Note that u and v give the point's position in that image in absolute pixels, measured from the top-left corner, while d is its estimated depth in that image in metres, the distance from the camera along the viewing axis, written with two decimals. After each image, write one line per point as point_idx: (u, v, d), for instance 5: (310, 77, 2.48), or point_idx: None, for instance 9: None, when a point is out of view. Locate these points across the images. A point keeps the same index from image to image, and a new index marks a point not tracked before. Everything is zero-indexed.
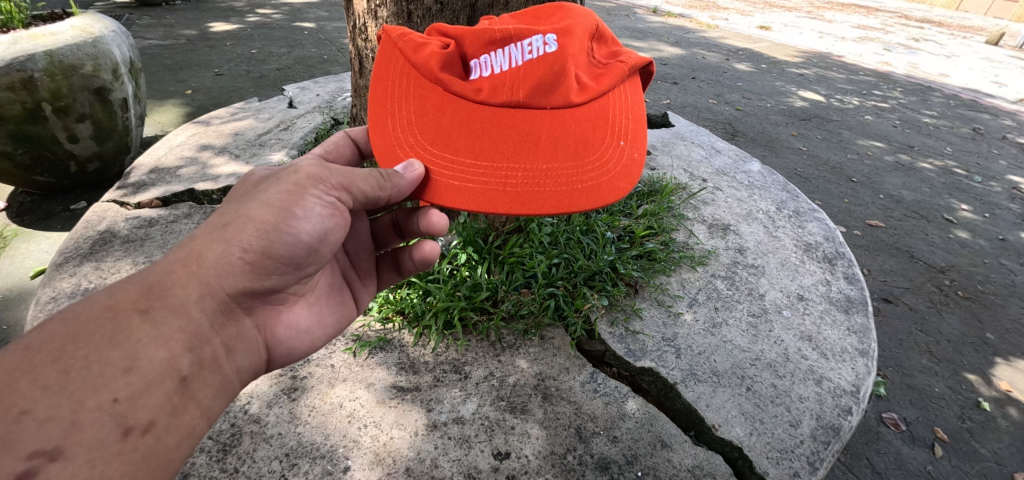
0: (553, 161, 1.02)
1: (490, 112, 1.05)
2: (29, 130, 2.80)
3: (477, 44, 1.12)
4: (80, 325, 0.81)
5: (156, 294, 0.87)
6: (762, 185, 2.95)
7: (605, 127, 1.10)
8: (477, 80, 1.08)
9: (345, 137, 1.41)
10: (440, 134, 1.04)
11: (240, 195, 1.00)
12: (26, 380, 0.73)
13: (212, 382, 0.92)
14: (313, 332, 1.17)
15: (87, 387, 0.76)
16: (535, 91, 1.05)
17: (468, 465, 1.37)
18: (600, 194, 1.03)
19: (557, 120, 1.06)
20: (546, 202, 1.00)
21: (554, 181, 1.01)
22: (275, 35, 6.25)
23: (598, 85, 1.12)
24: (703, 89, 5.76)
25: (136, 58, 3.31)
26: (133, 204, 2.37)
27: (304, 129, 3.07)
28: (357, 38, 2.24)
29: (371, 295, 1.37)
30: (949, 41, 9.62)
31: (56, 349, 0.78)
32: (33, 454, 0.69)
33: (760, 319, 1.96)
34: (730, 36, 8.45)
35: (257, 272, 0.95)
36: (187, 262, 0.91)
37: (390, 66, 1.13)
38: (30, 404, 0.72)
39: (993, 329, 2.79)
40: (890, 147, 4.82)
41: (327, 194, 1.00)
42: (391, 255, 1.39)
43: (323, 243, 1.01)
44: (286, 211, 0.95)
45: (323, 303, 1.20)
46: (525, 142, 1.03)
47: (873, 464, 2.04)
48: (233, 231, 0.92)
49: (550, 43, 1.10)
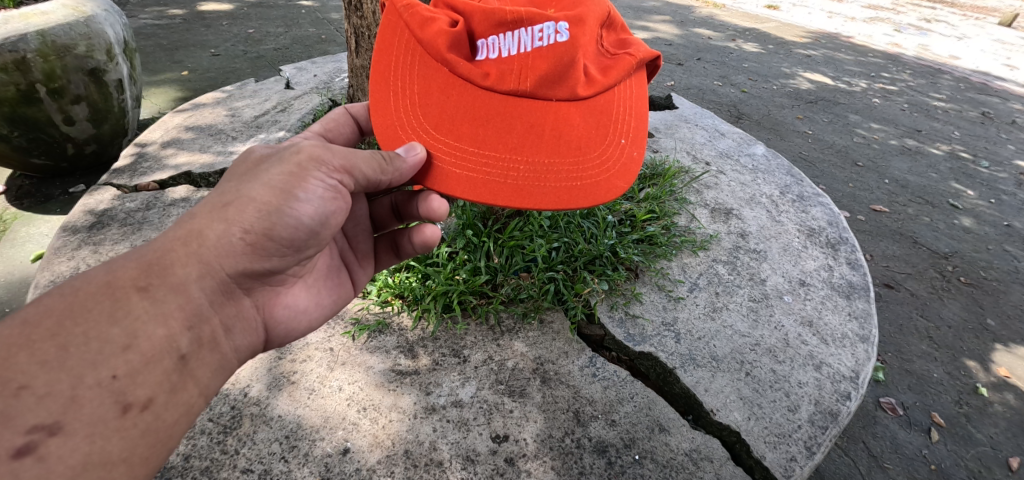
0: (555, 156, 1.01)
1: (497, 100, 1.02)
2: (24, 113, 2.76)
3: (486, 23, 1.06)
4: (80, 300, 0.79)
5: (156, 272, 0.86)
6: (766, 169, 2.91)
7: (609, 123, 1.08)
8: (484, 63, 1.05)
9: (345, 113, 1.39)
10: (443, 119, 1.02)
11: (240, 173, 0.97)
12: (24, 355, 0.72)
13: (211, 360, 0.92)
14: (310, 313, 1.17)
15: (86, 363, 0.75)
16: (544, 81, 1.02)
17: (466, 448, 1.37)
18: (598, 193, 1.02)
19: (562, 113, 1.03)
20: (546, 197, 0.98)
21: (555, 176, 1.00)
22: (273, 14, 6.14)
23: (606, 79, 1.10)
24: (708, 70, 5.66)
25: (131, 38, 3.25)
26: (130, 187, 2.35)
27: (301, 110, 3.03)
28: (353, 16, 2.19)
29: (368, 276, 1.36)
30: (962, 22, 9.40)
31: (55, 324, 0.76)
32: (32, 428, 0.68)
33: (760, 303, 1.95)
34: (736, 15, 8.25)
35: (258, 253, 0.94)
36: (187, 241, 0.89)
37: (396, 42, 1.08)
38: (29, 379, 0.70)
39: (993, 316, 2.78)
40: (898, 131, 4.75)
41: (330, 177, 0.98)
42: (389, 238, 1.38)
43: (324, 226, 1.00)
44: (288, 193, 0.93)
45: (321, 284, 1.20)
46: (529, 133, 1.01)
47: (869, 447, 2.06)
48: (234, 211, 0.90)
49: (562, 33, 1.06)
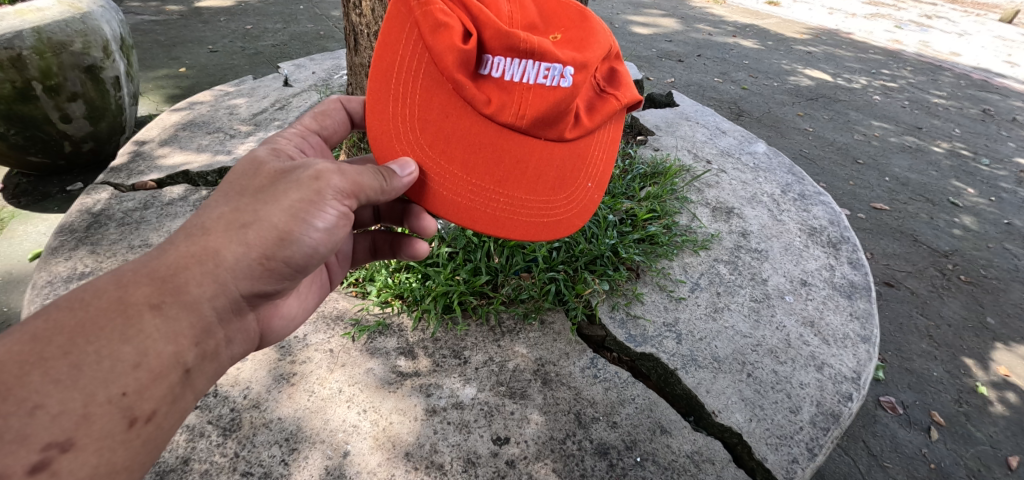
0: (532, 194, 1.07)
1: (491, 130, 1.04)
2: (21, 110, 2.74)
3: (497, 42, 1.04)
4: (91, 317, 0.75)
5: (169, 289, 0.81)
6: (767, 167, 2.90)
7: (585, 166, 1.15)
8: (487, 85, 1.04)
9: (339, 108, 1.37)
10: (439, 138, 1.02)
11: (256, 188, 0.93)
12: (37, 374, 0.68)
13: (211, 370, 0.90)
14: (297, 320, 1.20)
15: (98, 381, 0.72)
16: (539, 121, 1.05)
17: (467, 450, 1.36)
18: (560, 230, 1.10)
19: (547, 152, 1.09)
20: (517, 230, 1.05)
21: (527, 212, 1.06)
22: (270, 9, 6.10)
23: (593, 122, 1.15)
24: (708, 66, 5.64)
25: (127, 35, 3.22)
26: (126, 187, 2.33)
27: (300, 108, 3.02)
28: (352, 14, 2.17)
29: (344, 274, 1.38)
30: (963, 19, 9.36)
31: (66, 342, 0.71)
32: (47, 445, 0.65)
33: (762, 304, 1.94)
34: (737, 11, 8.20)
35: (268, 276, 0.93)
36: (202, 260, 0.85)
37: (402, 40, 1.02)
38: (43, 397, 0.67)
39: (993, 314, 2.78)
40: (899, 128, 4.74)
41: (343, 204, 0.94)
42: (369, 240, 1.40)
43: (332, 250, 0.99)
44: (305, 219, 0.90)
45: (308, 290, 1.23)
46: (514, 169, 1.06)
47: (868, 446, 2.06)
48: (254, 235, 0.88)
49: (567, 78, 1.06)
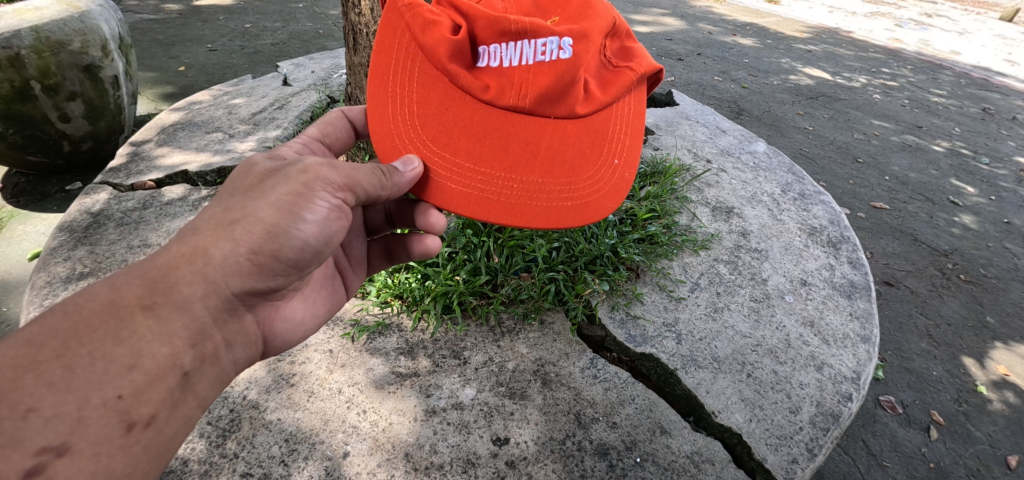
0: (548, 176, 1.04)
1: (494, 115, 1.03)
2: (19, 109, 2.73)
3: (489, 30, 1.04)
4: (84, 319, 0.75)
5: (161, 290, 0.81)
6: (767, 166, 2.89)
7: (604, 142, 1.11)
8: (484, 73, 1.04)
9: (342, 117, 1.36)
10: (440, 131, 1.01)
11: (245, 188, 0.93)
12: (30, 377, 0.68)
13: (211, 374, 0.89)
14: (305, 325, 1.18)
15: (92, 384, 0.71)
16: (543, 98, 1.03)
17: (467, 451, 1.36)
18: (587, 212, 1.06)
19: (559, 131, 1.06)
20: (537, 216, 1.02)
21: (546, 194, 1.03)
22: (269, 8, 6.08)
23: (604, 95, 1.12)
24: (708, 65, 5.63)
25: (126, 34, 3.21)
26: (126, 187, 2.33)
27: (299, 107, 3.01)
28: (351, 13, 2.16)
29: (360, 281, 1.38)
30: (963, 17, 9.35)
31: (59, 345, 0.72)
32: (41, 450, 0.65)
33: (762, 304, 1.94)
34: (736, 9, 8.18)
35: (263, 273, 0.92)
36: (192, 259, 0.84)
37: (395, 43, 1.04)
38: (36, 401, 0.67)
39: (993, 313, 2.78)
40: (899, 127, 4.73)
41: (334, 196, 0.94)
42: (381, 243, 1.40)
43: (328, 245, 0.99)
44: (296, 214, 0.90)
45: (316, 294, 1.22)
46: (525, 152, 1.03)
47: (868, 446, 2.06)
48: (242, 231, 0.87)
49: (565, 49, 1.06)
